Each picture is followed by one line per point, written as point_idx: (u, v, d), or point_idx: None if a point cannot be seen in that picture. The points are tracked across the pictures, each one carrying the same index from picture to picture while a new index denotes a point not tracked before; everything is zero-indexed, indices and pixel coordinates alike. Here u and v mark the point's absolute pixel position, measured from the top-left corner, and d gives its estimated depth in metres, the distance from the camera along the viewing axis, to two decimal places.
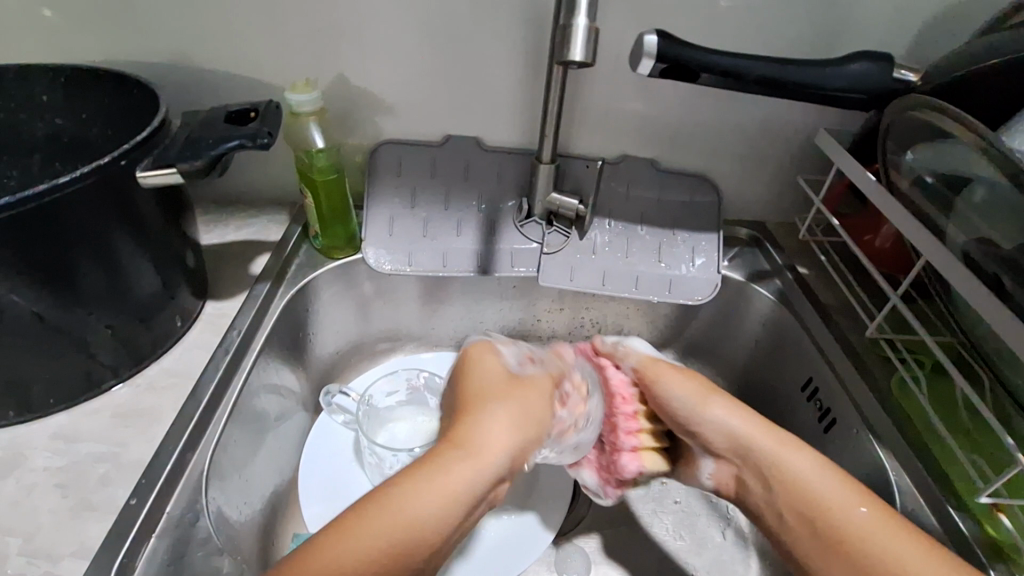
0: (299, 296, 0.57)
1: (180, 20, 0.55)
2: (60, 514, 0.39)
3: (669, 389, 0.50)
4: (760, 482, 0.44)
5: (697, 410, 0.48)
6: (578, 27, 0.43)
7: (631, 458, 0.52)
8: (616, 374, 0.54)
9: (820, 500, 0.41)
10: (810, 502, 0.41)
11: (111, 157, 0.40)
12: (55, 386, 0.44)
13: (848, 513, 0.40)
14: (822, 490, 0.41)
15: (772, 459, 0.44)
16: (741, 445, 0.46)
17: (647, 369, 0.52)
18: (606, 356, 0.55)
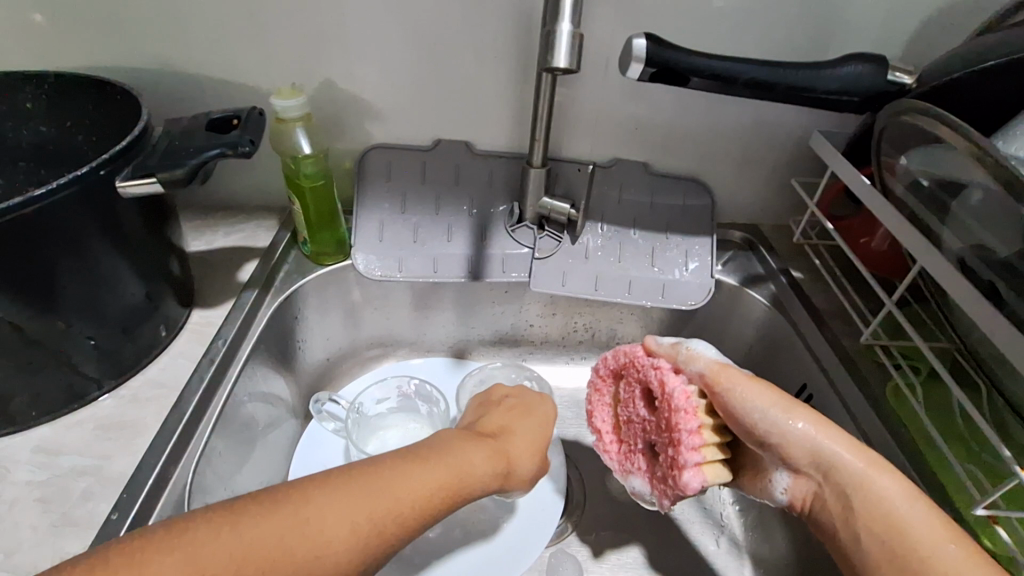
0: (287, 303, 0.57)
1: (165, 26, 0.54)
2: (41, 530, 0.38)
3: (749, 402, 0.39)
4: (839, 500, 0.38)
5: (784, 423, 0.39)
6: (562, 33, 0.42)
7: (695, 472, 0.40)
8: (679, 385, 0.42)
9: (898, 521, 0.36)
10: (885, 522, 0.36)
11: (91, 166, 0.39)
12: (37, 399, 0.43)
13: (924, 535, 0.35)
14: (904, 520, 0.36)
15: (847, 480, 0.38)
16: (823, 461, 0.38)
17: (716, 376, 0.41)
18: (662, 359, 0.44)
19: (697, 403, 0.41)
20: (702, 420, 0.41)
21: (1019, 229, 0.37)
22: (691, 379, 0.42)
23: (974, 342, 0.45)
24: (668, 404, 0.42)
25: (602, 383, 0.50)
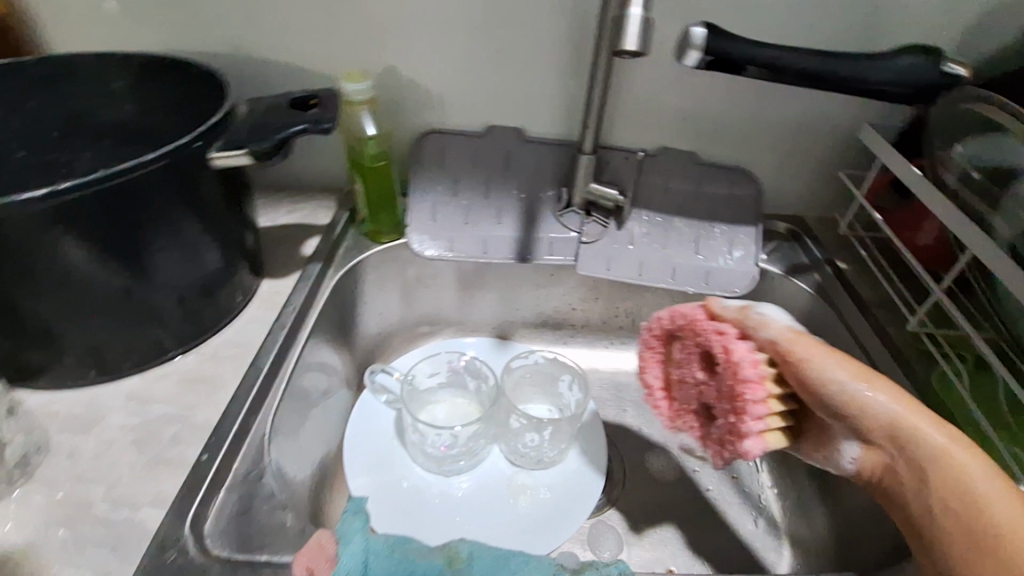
0: (348, 277, 0.60)
1: (244, 12, 0.58)
2: (137, 467, 0.42)
3: (827, 373, 0.37)
4: (907, 467, 0.36)
5: (855, 396, 0.37)
6: (632, 17, 0.44)
7: (756, 440, 0.40)
8: (747, 355, 0.40)
9: (978, 498, 0.34)
10: (968, 500, 0.34)
11: (186, 138, 0.43)
12: (129, 351, 0.47)
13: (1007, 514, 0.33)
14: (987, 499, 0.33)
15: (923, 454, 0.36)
16: (895, 430, 0.36)
17: (791, 344, 0.38)
18: (726, 323, 0.42)
19: (765, 371, 0.39)
20: (768, 390, 0.39)
21: None
22: (759, 346, 0.40)
23: None
24: (734, 371, 0.40)
25: (648, 339, 0.47)
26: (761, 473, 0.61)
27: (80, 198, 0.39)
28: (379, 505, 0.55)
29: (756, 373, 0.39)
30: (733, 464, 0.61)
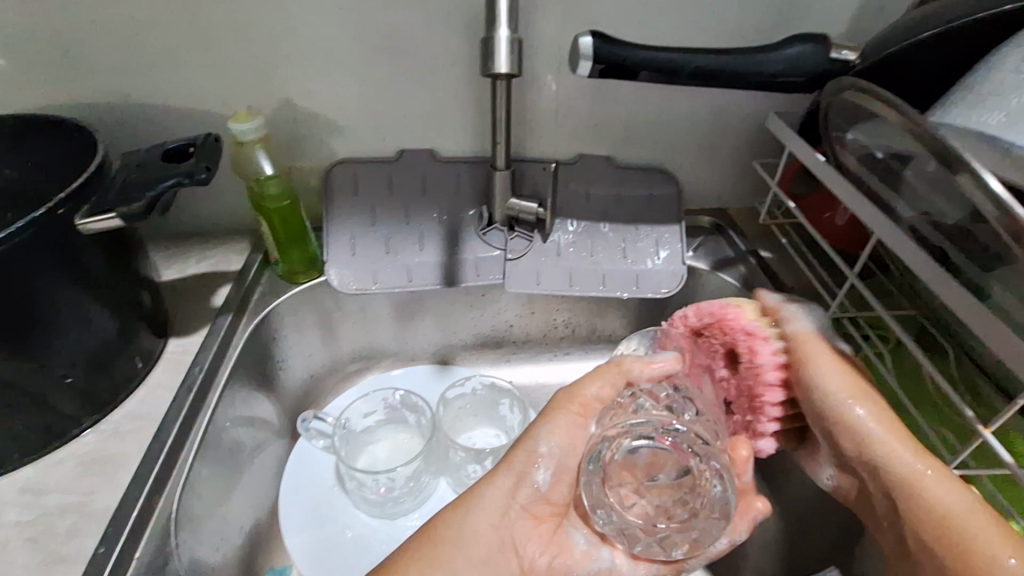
0: (264, 324, 0.57)
1: (114, 58, 0.54)
2: (32, 570, 0.39)
3: (824, 381, 0.40)
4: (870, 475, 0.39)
5: (843, 407, 0.40)
6: (499, 39, 0.43)
7: (770, 439, 0.43)
8: (768, 355, 0.42)
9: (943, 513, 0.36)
10: (929, 513, 0.36)
11: (48, 206, 0.39)
12: (15, 442, 0.43)
13: (972, 523, 0.35)
14: (943, 505, 0.36)
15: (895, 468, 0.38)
16: (864, 442, 0.39)
17: (802, 347, 0.42)
18: (751, 325, 0.43)
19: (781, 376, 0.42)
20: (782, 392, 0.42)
21: (960, 198, 0.38)
22: (780, 349, 0.43)
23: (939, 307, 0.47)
24: (755, 371, 0.42)
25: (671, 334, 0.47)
26: None
27: None
28: (318, 562, 0.52)
29: (770, 377, 0.42)
30: None
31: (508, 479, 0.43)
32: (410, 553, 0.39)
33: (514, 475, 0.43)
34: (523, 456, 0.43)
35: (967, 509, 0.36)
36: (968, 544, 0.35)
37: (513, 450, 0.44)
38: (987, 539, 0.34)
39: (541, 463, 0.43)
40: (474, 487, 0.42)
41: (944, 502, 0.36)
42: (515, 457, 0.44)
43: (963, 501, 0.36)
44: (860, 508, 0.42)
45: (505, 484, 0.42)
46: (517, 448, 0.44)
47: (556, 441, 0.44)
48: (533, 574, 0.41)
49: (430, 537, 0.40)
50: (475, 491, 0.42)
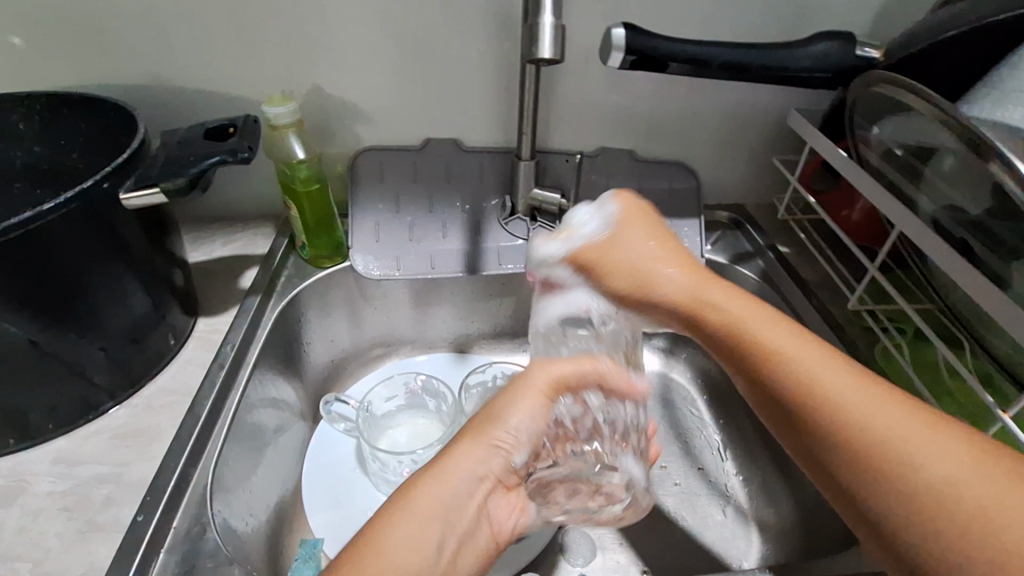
0: (290, 307, 0.58)
1: (152, 42, 0.55)
2: (67, 537, 0.40)
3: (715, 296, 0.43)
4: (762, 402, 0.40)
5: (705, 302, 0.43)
6: (545, 25, 0.44)
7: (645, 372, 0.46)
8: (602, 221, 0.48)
9: (859, 433, 0.34)
10: (864, 437, 0.34)
11: (94, 178, 0.40)
12: (51, 413, 0.44)
13: (912, 438, 0.33)
14: (863, 420, 0.34)
15: (815, 402, 0.36)
16: (762, 351, 0.39)
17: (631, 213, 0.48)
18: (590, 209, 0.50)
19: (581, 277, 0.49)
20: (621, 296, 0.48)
21: (984, 190, 0.39)
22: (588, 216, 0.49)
23: (957, 300, 0.47)
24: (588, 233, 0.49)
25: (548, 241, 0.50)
26: (727, 461, 0.61)
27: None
28: (342, 539, 0.52)
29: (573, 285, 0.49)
30: (698, 455, 0.62)
31: (478, 442, 0.37)
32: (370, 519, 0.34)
33: (484, 442, 0.37)
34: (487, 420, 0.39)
35: (919, 433, 0.33)
36: (910, 470, 0.32)
37: (488, 424, 0.39)
38: (921, 444, 0.33)
39: (513, 444, 0.38)
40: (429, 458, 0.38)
41: (854, 410, 0.35)
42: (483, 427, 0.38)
43: (895, 413, 0.34)
44: (777, 429, 0.39)
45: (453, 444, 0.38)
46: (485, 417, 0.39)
47: (523, 418, 0.39)
48: (499, 536, 0.37)
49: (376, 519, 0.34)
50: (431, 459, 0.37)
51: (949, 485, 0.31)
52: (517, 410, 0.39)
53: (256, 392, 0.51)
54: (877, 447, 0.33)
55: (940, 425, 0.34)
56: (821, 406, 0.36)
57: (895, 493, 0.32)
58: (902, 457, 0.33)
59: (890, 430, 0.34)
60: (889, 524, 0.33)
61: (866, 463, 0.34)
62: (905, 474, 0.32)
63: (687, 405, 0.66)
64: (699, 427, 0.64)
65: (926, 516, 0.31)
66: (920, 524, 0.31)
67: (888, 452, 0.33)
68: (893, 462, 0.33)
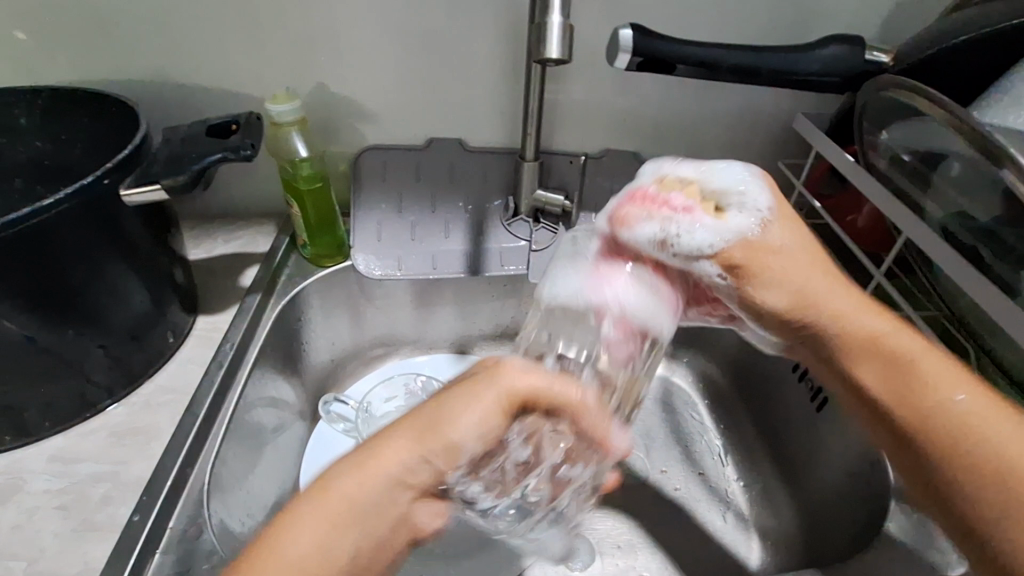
0: (290, 306, 0.57)
1: (156, 37, 0.55)
2: (63, 536, 0.40)
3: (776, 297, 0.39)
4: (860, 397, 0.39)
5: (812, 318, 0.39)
6: (553, 25, 0.44)
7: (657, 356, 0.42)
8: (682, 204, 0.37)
9: (968, 423, 0.35)
10: (956, 422, 0.35)
11: (95, 175, 0.40)
12: (49, 410, 0.44)
13: (983, 414, 0.35)
14: (946, 399, 0.36)
15: (905, 385, 0.37)
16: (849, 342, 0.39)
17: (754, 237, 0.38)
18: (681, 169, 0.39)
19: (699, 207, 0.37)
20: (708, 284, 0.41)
21: (993, 197, 0.39)
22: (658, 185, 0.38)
23: (960, 307, 0.47)
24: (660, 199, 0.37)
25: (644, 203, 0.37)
26: (728, 467, 0.60)
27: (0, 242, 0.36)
28: None
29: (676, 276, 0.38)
30: (699, 460, 0.61)
31: (413, 442, 0.34)
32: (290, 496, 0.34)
33: (413, 449, 0.34)
34: (431, 407, 0.35)
35: (991, 411, 0.35)
36: (985, 444, 0.34)
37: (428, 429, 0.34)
38: (1004, 427, 0.34)
39: (441, 447, 0.34)
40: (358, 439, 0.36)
41: (942, 396, 0.36)
42: (425, 418, 0.34)
43: (980, 396, 0.35)
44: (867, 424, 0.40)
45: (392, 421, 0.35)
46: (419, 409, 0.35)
47: (474, 423, 0.33)
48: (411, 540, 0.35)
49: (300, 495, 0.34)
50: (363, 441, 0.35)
51: (1005, 456, 0.33)
52: (464, 421, 0.33)
53: (252, 390, 0.50)
54: (963, 426, 0.35)
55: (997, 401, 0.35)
56: (912, 399, 0.36)
57: (978, 464, 0.33)
58: (983, 437, 0.34)
59: (968, 414, 0.35)
60: (966, 500, 0.34)
61: (943, 443, 0.35)
62: (1001, 465, 0.33)
63: (688, 408, 0.66)
64: (701, 432, 0.63)
65: (996, 484, 0.33)
66: (985, 482, 0.33)
67: (967, 427, 0.34)
68: (973, 447, 0.34)
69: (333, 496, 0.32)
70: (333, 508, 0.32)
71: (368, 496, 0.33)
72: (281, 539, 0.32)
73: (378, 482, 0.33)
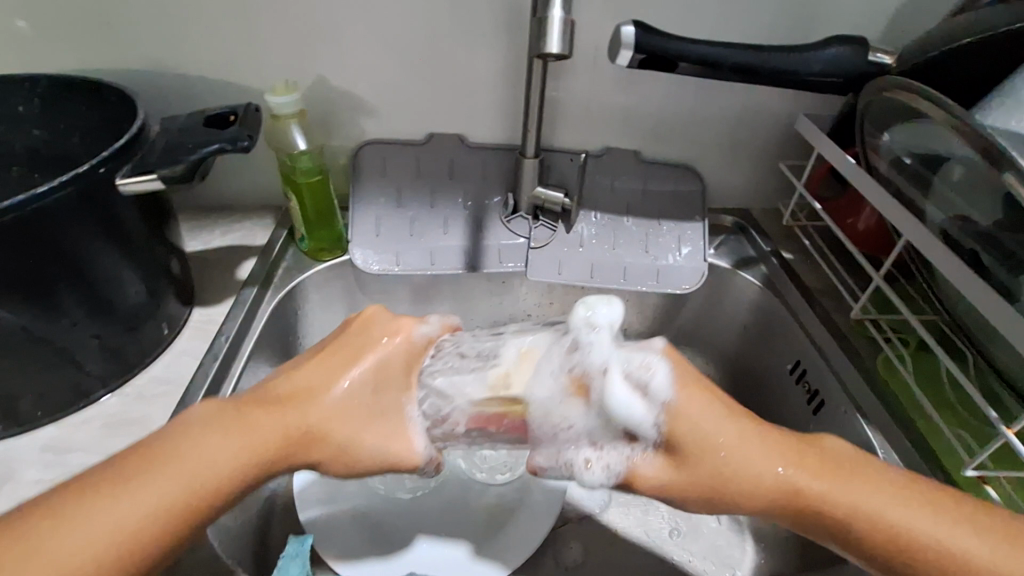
0: (287, 300, 0.57)
1: (156, 27, 0.54)
2: None
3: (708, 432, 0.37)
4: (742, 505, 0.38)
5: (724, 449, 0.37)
6: (554, 19, 0.44)
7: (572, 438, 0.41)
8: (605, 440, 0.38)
9: (888, 524, 0.35)
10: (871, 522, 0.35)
11: (91, 164, 0.39)
12: (42, 400, 0.44)
13: (910, 523, 0.35)
14: (893, 522, 0.35)
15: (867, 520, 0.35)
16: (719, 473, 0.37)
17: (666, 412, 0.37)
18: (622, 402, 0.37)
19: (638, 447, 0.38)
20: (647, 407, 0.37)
21: (994, 201, 0.39)
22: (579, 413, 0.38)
23: (958, 312, 0.47)
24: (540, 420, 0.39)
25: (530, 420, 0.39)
26: None
27: None
28: (333, 538, 0.49)
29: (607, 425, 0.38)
30: None
31: (304, 426, 0.38)
32: (198, 409, 0.37)
33: (320, 441, 0.38)
34: (348, 414, 0.39)
35: (897, 490, 0.36)
36: (917, 547, 0.34)
37: (327, 427, 0.38)
38: (896, 499, 0.36)
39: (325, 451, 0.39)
40: (296, 389, 0.39)
41: (886, 515, 0.35)
42: (349, 416, 0.39)
43: (910, 508, 0.35)
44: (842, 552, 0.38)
45: (336, 399, 0.39)
46: (354, 379, 0.40)
47: (376, 455, 0.39)
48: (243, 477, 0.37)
49: (214, 425, 0.36)
50: (297, 398, 0.39)
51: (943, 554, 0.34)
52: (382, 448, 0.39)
53: (247, 380, 0.50)
54: (891, 533, 0.35)
55: (930, 499, 0.36)
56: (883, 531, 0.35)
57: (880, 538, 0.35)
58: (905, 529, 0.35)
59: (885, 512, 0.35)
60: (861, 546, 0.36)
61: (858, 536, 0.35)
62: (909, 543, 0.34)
63: None
64: None
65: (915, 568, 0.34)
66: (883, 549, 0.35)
67: (887, 526, 0.35)
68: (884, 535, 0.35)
69: (221, 447, 0.35)
70: (228, 461, 0.35)
71: (252, 456, 0.36)
72: (162, 465, 0.33)
73: (264, 450, 0.36)
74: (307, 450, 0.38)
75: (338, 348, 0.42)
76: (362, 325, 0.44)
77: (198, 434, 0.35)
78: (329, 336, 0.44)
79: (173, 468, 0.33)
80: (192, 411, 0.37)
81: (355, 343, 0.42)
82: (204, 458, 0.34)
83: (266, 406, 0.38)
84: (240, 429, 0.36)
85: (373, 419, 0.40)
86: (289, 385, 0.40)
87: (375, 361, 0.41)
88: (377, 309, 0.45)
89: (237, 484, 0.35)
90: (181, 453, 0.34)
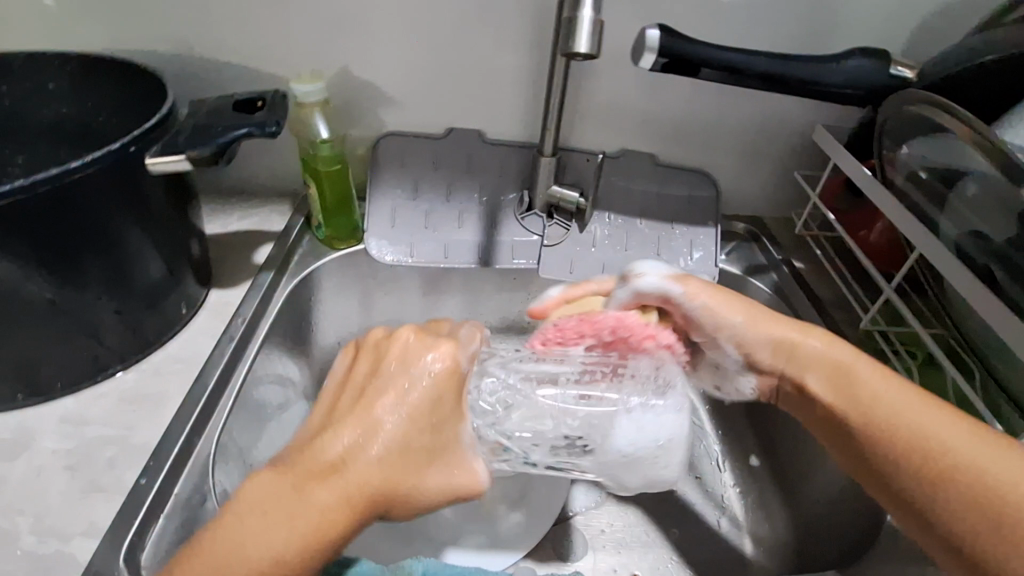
0: (302, 286, 0.58)
1: (185, 11, 0.55)
2: (71, 494, 0.41)
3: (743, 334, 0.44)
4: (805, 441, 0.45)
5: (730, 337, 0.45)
6: (583, 19, 0.44)
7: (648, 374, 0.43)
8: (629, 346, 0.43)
9: (965, 474, 0.36)
10: (933, 451, 0.37)
11: (122, 143, 0.40)
12: (61, 373, 0.45)
13: (995, 468, 0.35)
14: (956, 457, 0.36)
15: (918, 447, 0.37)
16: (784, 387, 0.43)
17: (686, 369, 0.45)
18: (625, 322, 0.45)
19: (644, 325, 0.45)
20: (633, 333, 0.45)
21: (1014, 217, 0.39)
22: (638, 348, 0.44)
23: (969, 326, 0.47)
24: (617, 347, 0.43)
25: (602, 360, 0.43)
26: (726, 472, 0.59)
27: (25, 202, 0.37)
28: None
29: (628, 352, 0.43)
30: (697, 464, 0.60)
31: (373, 495, 0.35)
32: (241, 488, 0.33)
33: (380, 504, 0.35)
34: (410, 462, 0.36)
35: (968, 439, 0.37)
36: (992, 497, 0.35)
37: (395, 486, 0.35)
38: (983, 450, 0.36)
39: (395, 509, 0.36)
40: (324, 444, 0.35)
41: (954, 450, 0.36)
42: (404, 469, 0.36)
43: (966, 439, 0.37)
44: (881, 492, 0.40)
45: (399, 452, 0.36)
46: (403, 447, 0.36)
47: (438, 488, 0.37)
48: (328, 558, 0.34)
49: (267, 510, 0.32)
50: (341, 458, 0.35)
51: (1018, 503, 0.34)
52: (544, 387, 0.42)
53: (258, 361, 0.51)
54: (990, 498, 0.35)
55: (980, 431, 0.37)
56: (952, 474, 0.36)
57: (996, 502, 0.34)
58: (1000, 490, 0.34)
59: (961, 449, 0.36)
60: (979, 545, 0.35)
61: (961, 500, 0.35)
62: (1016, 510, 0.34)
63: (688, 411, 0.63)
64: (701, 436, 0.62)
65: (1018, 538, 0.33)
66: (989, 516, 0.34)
67: (957, 473, 0.36)
68: (972, 488, 0.35)
69: (258, 531, 0.32)
70: (280, 551, 0.32)
71: (312, 540, 0.32)
72: (217, 546, 0.32)
73: (327, 536, 0.33)
74: (373, 511, 0.35)
75: (371, 378, 0.39)
76: (402, 358, 0.40)
77: (246, 518, 0.32)
78: (364, 367, 0.40)
79: (222, 549, 0.31)
80: (242, 486, 0.34)
81: (391, 368, 0.39)
82: (239, 542, 0.32)
83: (314, 463, 0.34)
84: (274, 486, 0.33)
85: (431, 458, 0.37)
86: (335, 445, 0.35)
87: (421, 399, 0.38)
88: (412, 330, 0.41)
89: (304, 571, 0.32)
90: (230, 532, 0.32)
